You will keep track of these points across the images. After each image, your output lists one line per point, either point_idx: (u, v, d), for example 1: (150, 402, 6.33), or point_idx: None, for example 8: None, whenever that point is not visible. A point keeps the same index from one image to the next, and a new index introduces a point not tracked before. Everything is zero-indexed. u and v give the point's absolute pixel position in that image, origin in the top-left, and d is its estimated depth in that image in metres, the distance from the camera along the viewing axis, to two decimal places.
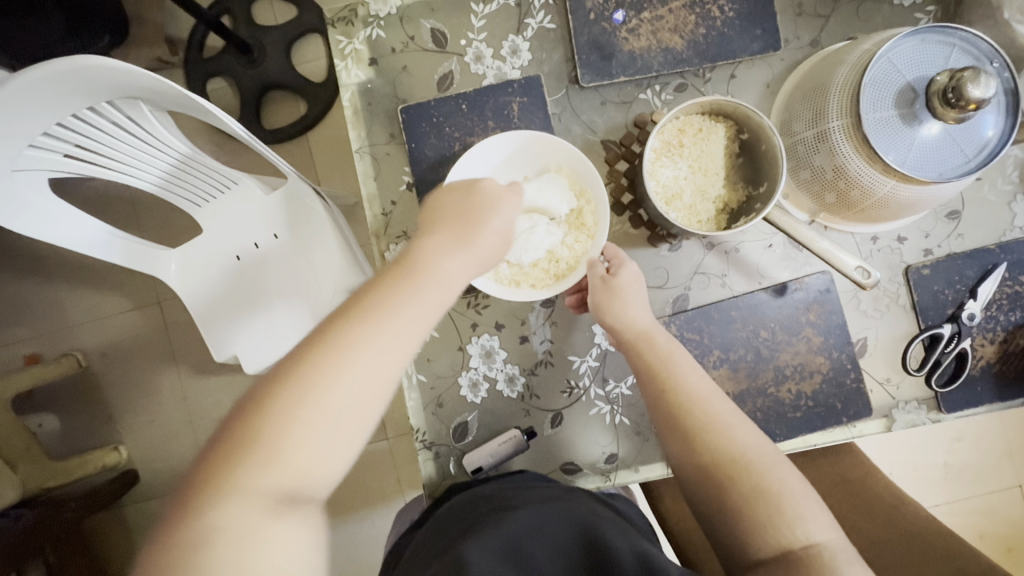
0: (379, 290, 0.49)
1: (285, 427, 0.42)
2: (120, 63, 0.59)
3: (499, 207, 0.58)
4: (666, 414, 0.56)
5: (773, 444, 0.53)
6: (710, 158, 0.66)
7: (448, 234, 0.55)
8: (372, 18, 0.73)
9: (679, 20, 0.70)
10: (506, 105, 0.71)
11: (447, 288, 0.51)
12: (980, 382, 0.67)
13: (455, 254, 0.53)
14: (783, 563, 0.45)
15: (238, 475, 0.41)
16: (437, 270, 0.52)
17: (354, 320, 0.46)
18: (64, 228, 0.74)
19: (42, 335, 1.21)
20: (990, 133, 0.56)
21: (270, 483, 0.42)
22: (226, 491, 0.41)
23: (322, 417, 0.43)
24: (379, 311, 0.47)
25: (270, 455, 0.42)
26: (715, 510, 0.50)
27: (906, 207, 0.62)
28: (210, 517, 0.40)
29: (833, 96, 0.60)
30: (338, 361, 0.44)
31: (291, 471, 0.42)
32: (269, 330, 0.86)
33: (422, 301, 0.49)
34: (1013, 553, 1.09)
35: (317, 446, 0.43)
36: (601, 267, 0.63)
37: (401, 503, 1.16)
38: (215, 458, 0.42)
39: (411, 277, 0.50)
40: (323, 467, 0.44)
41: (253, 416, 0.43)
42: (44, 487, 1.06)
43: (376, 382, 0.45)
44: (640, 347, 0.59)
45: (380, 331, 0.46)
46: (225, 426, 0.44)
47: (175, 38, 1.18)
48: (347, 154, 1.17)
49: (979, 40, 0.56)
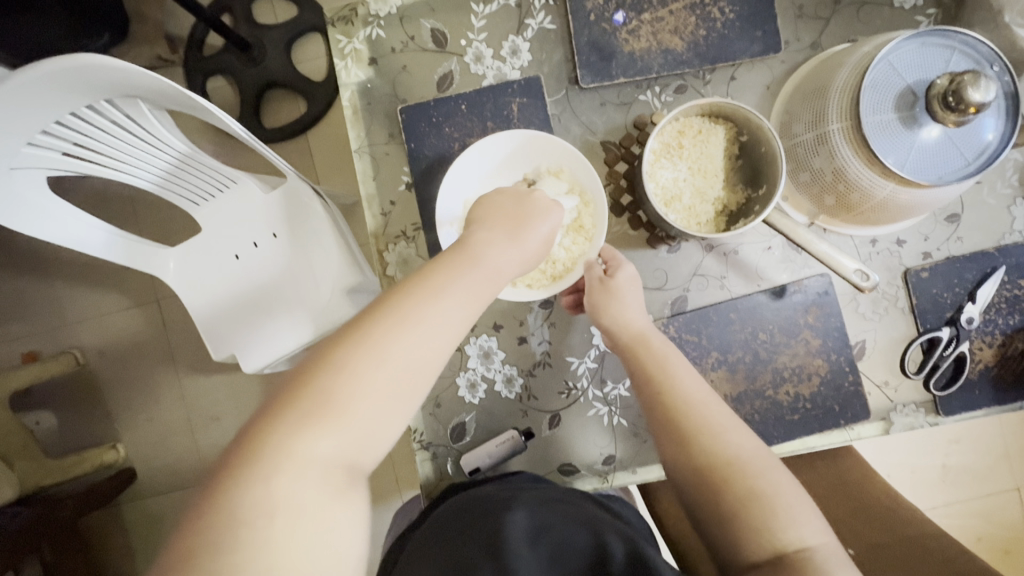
0: (433, 270, 0.48)
1: (343, 399, 0.41)
2: (119, 62, 0.59)
3: (549, 214, 0.57)
4: (660, 417, 0.55)
5: (767, 447, 0.53)
6: (709, 160, 0.66)
7: (503, 227, 0.54)
8: (372, 18, 0.73)
9: (680, 22, 0.70)
10: (506, 105, 0.71)
11: (497, 273, 0.51)
12: (978, 385, 0.67)
13: (507, 244, 0.53)
14: (775, 567, 0.45)
15: (293, 446, 0.40)
16: (489, 257, 0.51)
17: (412, 297, 0.46)
18: (62, 226, 0.74)
19: (41, 333, 1.20)
20: (990, 137, 0.56)
21: (329, 453, 0.41)
22: (283, 461, 0.39)
23: (383, 387, 0.43)
24: (435, 288, 0.47)
25: (329, 426, 0.41)
26: (710, 513, 0.50)
27: (905, 210, 0.62)
28: (267, 486, 0.38)
29: (833, 98, 0.59)
30: (397, 335, 0.44)
31: (349, 441, 0.41)
32: (266, 329, 0.85)
33: (476, 282, 0.49)
34: (1010, 555, 1.09)
35: (374, 419, 0.42)
36: (598, 269, 0.64)
37: (399, 503, 1.16)
38: (266, 428, 0.41)
39: (464, 259, 0.50)
40: (378, 439, 0.43)
41: (311, 387, 0.42)
42: (42, 485, 1.07)
43: (432, 359, 0.45)
44: (636, 350, 0.59)
45: (439, 306, 0.46)
46: (277, 397, 0.42)
47: (175, 36, 1.18)
48: (347, 153, 1.17)
49: (980, 43, 0.56)
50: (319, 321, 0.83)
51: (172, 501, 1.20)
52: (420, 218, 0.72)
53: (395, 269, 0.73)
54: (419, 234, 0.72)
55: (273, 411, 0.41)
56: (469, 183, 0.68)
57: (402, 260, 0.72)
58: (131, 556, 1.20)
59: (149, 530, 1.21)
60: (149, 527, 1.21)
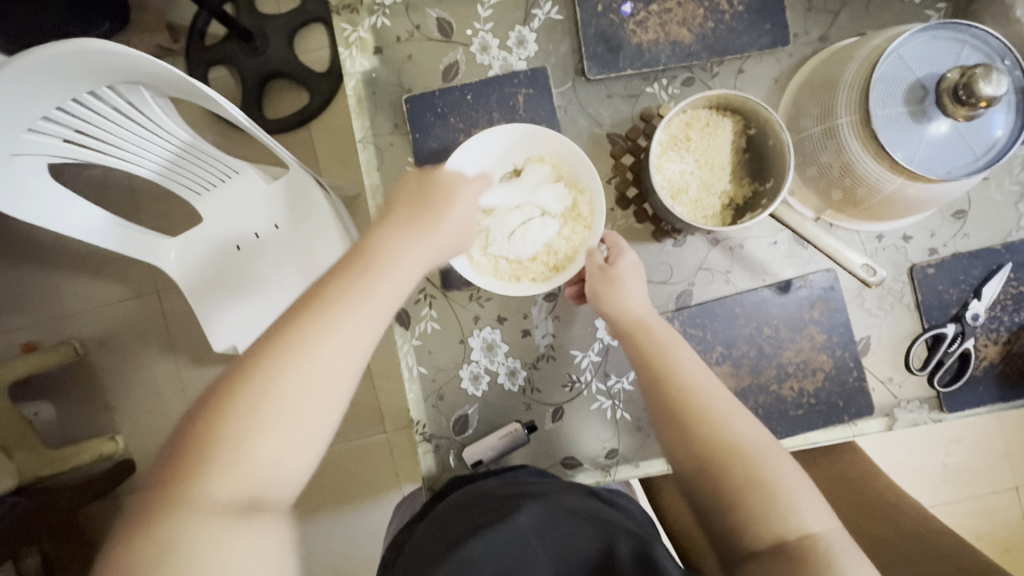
0: (332, 284, 0.49)
1: (243, 428, 0.43)
2: (120, 46, 0.58)
3: (455, 197, 0.58)
4: (660, 403, 0.55)
5: (770, 434, 0.52)
6: (717, 153, 0.65)
7: (401, 223, 0.55)
8: (378, 7, 0.72)
9: (688, 13, 0.69)
10: (512, 96, 0.71)
11: (401, 273, 0.52)
12: (982, 382, 0.67)
13: (411, 242, 0.54)
14: (780, 555, 0.44)
15: (196, 480, 0.42)
16: (392, 258, 0.52)
17: (310, 315, 0.47)
18: (61, 214, 0.73)
19: (40, 323, 1.20)
20: (999, 133, 0.56)
21: (233, 484, 0.42)
22: (188, 500, 0.41)
23: (285, 411, 0.45)
24: (334, 303, 0.48)
25: (232, 457, 0.43)
26: (709, 500, 0.50)
27: (913, 205, 0.61)
28: (173, 527, 0.40)
29: (842, 92, 0.59)
30: (295, 356, 0.45)
31: (255, 470, 0.43)
32: (266, 318, 0.85)
33: (378, 292, 0.50)
34: (1009, 554, 1.09)
35: (278, 444, 0.44)
36: (599, 256, 0.63)
37: (399, 497, 1.16)
38: (176, 464, 0.43)
39: (366, 268, 0.51)
40: (290, 461, 0.45)
41: (216, 420, 0.43)
42: (39, 476, 1.05)
43: (332, 377, 0.46)
44: (637, 336, 0.59)
45: (339, 321, 0.47)
46: (183, 432, 0.44)
47: (177, 25, 1.17)
48: (349, 145, 1.17)
49: (991, 37, 0.56)
50: None
51: None
52: None
53: None
54: None
55: (182, 447, 0.43)
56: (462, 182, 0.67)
57: None
58: None
59: None
60: None
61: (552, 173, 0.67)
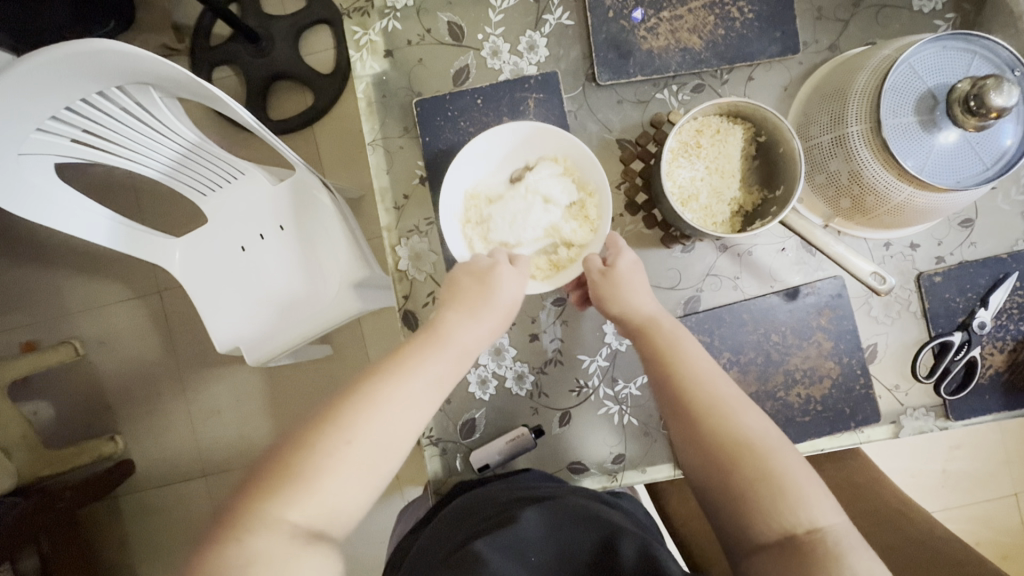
0: (408, 351, 0.54)
1: (312, 472, 0.45)
2: (131, 47, 0.57)
3: (506, 283, 0.59)
4: (670, 396, 0.54)
5: (778, 428, 0.51)
6: (727, 160, 0.65)
7: (465, 301, 0.58)
8: (389, 10, 0.73)
9: (698, 20, 0.69)
10: (522, 101, 0.71)
11: (463, 353, 0.56)
12: (988, 391, 0.68)
13: (472, 318, 0.57)
14: (787, 550, 0.44)
15: (266, 510, 0.44)
16: (457, 336, 0.56)
17: (390, 376, 0.51)
18: (67, 214, 0.73)
19: (40, 322, 1.19)
20: (1008, 143, 0.57)
21: (302, 515, 0.44)
22: (259, 521, 0.43)
23: (358, 460, 0.47)
24: (403, 372, 0.51)
25: (301, 498, 0.44)
26: (717, 493, 0.49)
27: (921, 214, 0.62)
28: (243, 545, 0.42)
29: (853, 100, 0.59)
30: (365, 415, 0.48)
31: (321, 510, 0.45)
32: (273, 320, 0.85)
33: (442, 365, 0.53)
34: (1008, 560, 1.10)
35: (341, 492, 0.46)
36: (598, 261, 0.62)
37: (400, 500, 1.15)
38: (248, 495, 0.45)
39: (432, 342, 0.55)
40: (347, 511, 0.46)
41: (291, 461, 0.46)
42: (39, 477, 1.05)
43: (395, 442, 0.49)
44: (648, 332, 0.58)
45: (412, 385, 0.51)
46: (263, 462, 0.46)
47: (182, 24, 1.16)
48: (355, 146, 1.17)
49: (1000, 48, 0.56)
50: (327, 315, 0.83)
51: (170, 494, 1.19)
52: (433, 213, 0.72)
53: (407, 264, 0.72)
54: (432, 229, 0.72)
55: (253, 481, 0.45)
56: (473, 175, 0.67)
57: (415, 255, 0.72)
58: (128, 549, 1.19)
59: (146, 524, 1.20)
60: (146, 520, 1.20)
61: (561, 171, 0.67)
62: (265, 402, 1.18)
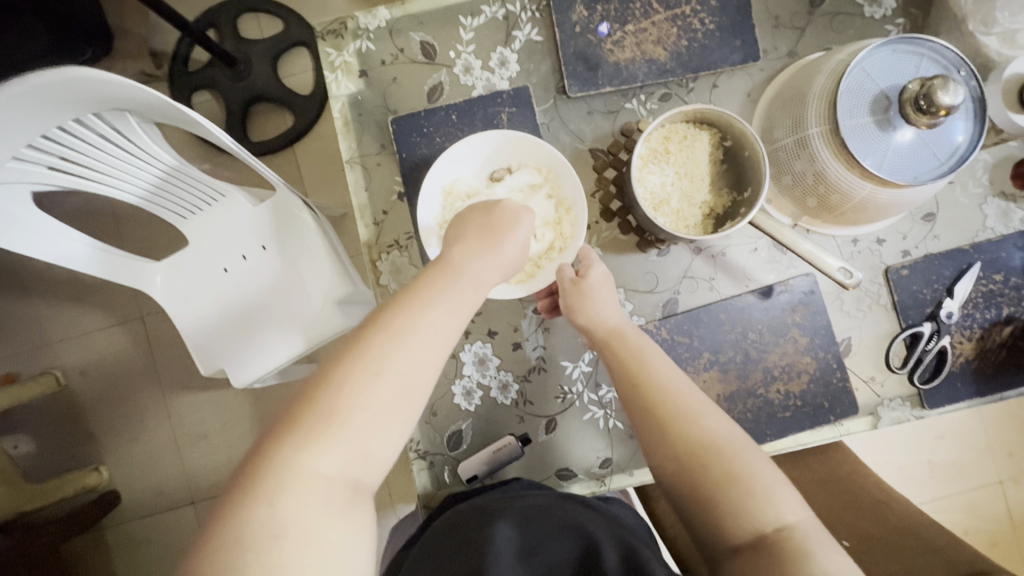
0: (420, 284, 0.51)
1: (342, 415, 0.43)
2: (106, 74, 0.58)
3: (519, 221, 0.59)
4: (637, 405, 0.55)
5: (742, 430, 0.52)
6: (696, 164, 0.67)
7: (478, 239, 0.56)
8: (362, 31, 0.74)
9: (662, 32, 0.72)
10: (495, 115, 0.73)
11: (478, 287, 0.53)
12: (959, 378, 0.69)
13: (484, 251, 0.55)
14: (758, 551, 0.45)
15: (295, 461, 0.42)
16: (471, 271, 0.53)
17: (402, 310, 0.48)
18: (47, 242, 0.73)
19: (20, 354, 1.17)
20: (960, 139, 0.59)
21: (330, 463, 0.43)
22: (285, 474, 0.41)
23: (378, 398, 0.44)
24: (418, 304, 0.49)
25: (326, 446, 0.43)
26: (688, 500, 0.50)
27: (883, 210, 0.64)
28: (269, 503, 0.40)
29: (812, 104, 0.62)
30: (388, 351, 0.46)
31: (349, 456, 0.43)
32: (255, 342, 0.84)
33: (459, 297, 0.51)
34: (996, 548, 1.11)
35: (367, 434, 0.44)
36: (570, 271, 0.63)
37: (393, 517, 1.14)
38: (273, 445, 0.43)
39: (445, 275, 0.52)
40: (378, 455, 0.45)
41: (309, 404, 0.44)
42: (20, 511, 1.04)
43: (420, 374, 0.47)
44: (612, 345, 0.59)
45: (429, 317, 0.48)
46: (281, 415, 0.44)
47: (159, 51, 1.17)
48: (335, 165, 1.18)
49: (947, 50, 0.59)
50: (310, 333, 0.83)
51: (157, 523, 1.17)
52: (412, 227, 0.73)
53: (388, 278, 0.73)
54: (412, 243, 0.73)
55: (275, 433, 0.43)
56: (454, 173, 0.68)
57: (396, 269, 0.73)
58: None
59: (131, 556, 1.17)
60: (131, 551, 1.17)
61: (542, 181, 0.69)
62: (252, 423, 1.17)
